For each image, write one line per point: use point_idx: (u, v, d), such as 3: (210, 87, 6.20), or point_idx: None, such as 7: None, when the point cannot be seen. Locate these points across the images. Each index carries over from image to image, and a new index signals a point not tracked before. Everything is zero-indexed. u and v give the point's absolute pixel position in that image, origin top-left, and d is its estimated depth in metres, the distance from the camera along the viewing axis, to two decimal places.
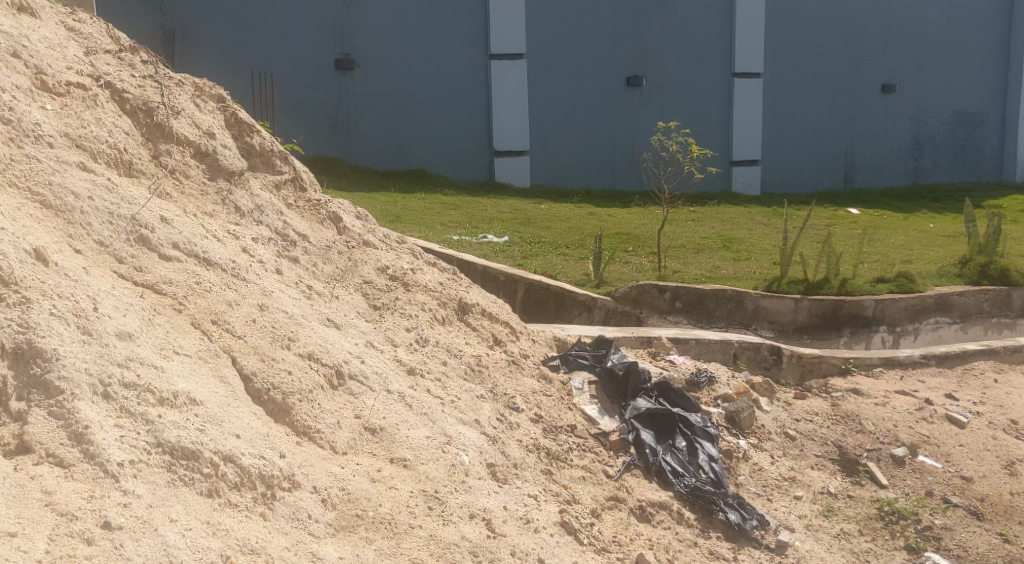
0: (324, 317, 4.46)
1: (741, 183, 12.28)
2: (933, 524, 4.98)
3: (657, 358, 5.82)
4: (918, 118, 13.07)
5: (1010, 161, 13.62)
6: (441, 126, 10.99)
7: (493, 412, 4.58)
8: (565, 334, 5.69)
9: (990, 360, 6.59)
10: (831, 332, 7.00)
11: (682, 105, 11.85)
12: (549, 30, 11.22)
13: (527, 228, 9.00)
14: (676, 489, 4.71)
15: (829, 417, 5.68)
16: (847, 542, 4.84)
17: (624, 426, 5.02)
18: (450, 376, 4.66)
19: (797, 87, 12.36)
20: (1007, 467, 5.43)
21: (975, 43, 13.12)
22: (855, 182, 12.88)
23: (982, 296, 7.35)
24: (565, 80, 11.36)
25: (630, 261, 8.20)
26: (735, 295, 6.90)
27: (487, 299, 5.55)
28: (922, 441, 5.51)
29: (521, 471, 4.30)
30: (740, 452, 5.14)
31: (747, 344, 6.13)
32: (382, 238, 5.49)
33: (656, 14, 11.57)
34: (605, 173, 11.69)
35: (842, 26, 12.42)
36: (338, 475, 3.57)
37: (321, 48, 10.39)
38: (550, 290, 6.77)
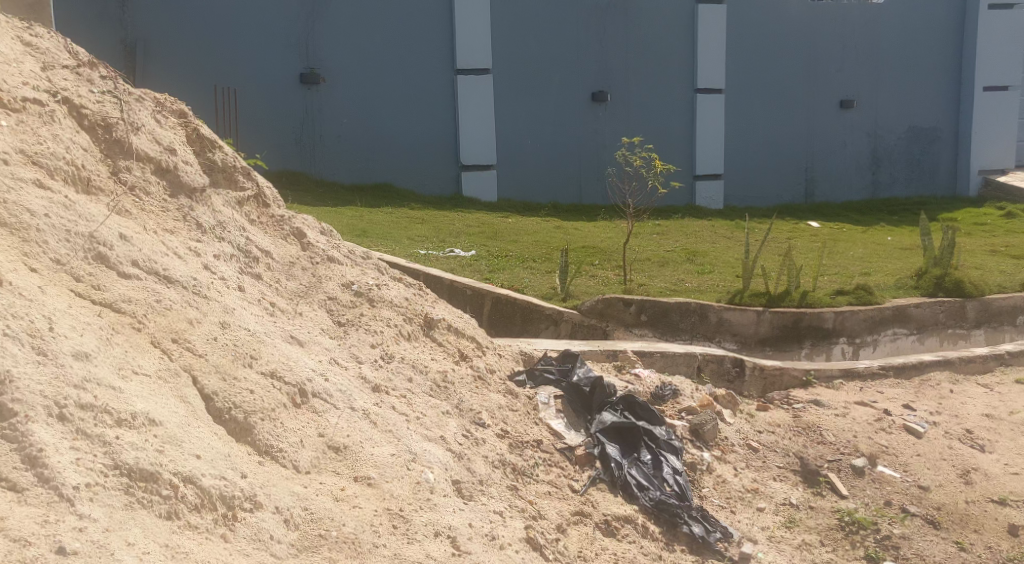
0: (286, 334, 4.45)
1: (705, 197, 12.41)
2: (893, 533, 5.03)
3: (623, 371, 5.85)
4: (876, 134, 13.24)
5: (964, 177, 13.64)
6: (408, 141, 11.01)
7: (459, 428, 4.59)
8: (532, 349, 5.72)
9: (945, 371, 6.70)
10: (793, 343, 7.09)
11: (645, 121, 11.95)
12: (512, 46, 11.28)
13: (493, 242, 9.01)
14: (641, 503, 4.74)
15: (790, 428, 5.74)
16: (808, 553, 4.89)
17: (590, 440, 5.04)
18: (415, 393, 4.65)
19: (758, 102, 12.52)
20: (963, 476, 5.49)
21: (930, 60, 13.26)
22: (816, 196, 13.04)
23: (938, 307, 7.45)
24: (528, 96, 11.42)
25: (596, 275, 8.25)
26: (699, 307, 6.97)
27: (453, 314, 5.56)
28: (881, 451, 5.58)
29: (486, 487, 4.31)
30: (704, 464, 5.17)
31: (711, 357, 6.19)
32: (347, 253, 5.48)
33: (619, 30, 11.66)
34: (570, 189, 11.73)
35: (801, 42, 12.60)
36: (301, 494, 3.55)
37: (284, 64, 10.39)
38: (516, 303, 6.81)
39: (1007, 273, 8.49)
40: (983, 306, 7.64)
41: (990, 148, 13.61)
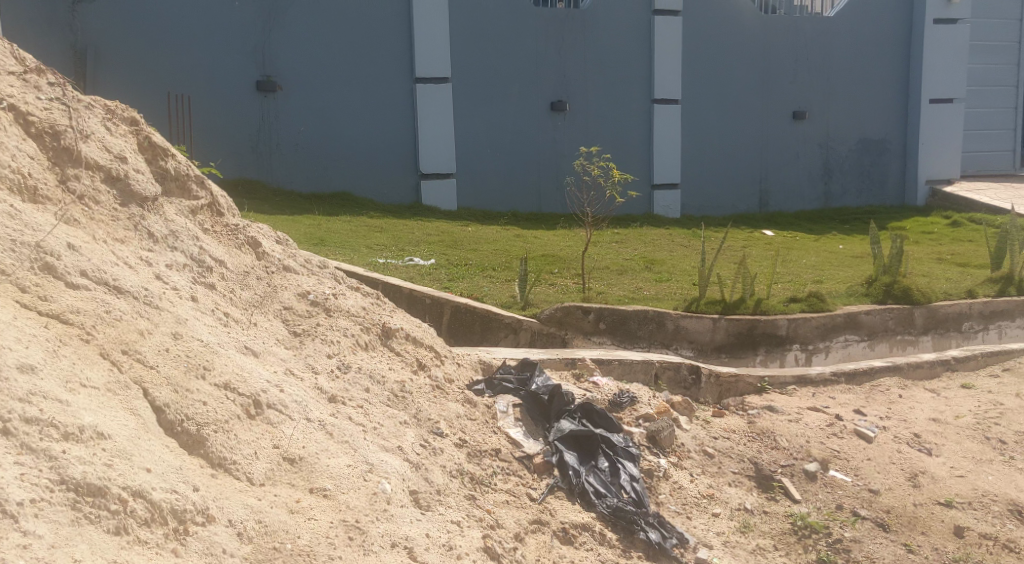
0: (241, 344, 4.42)
1: (663, 206, 12.50)
2: (844, 537, 5.12)
3: (581, 379, 5.89)
4: (828, 145, 13.44)
5: (912, 187, 13.88)
6: (366, 150, 10.97)
7: (417, 439, 4.59)
8: (490, 357, 5.73)
9: (895, 377, 6.82)
10: (747, 350, 7.17)
11: (603, 131, 12.03)
12: (470, 57, 11.30)
13: (453, 251, 9.01)
14: (598, 510, 4.77)
15: (745, 434, 5.80)
16: (762, 557, 4.95)
17: (548, 448, 5.06)
18: (373, 403, 4.64)
19: (713, 112, 12.66)
20: (912, 479, 5.59)
21: (879, 73, 13.53)
22: (770, 205, 13.19)
23: (888, 314, 7.58)
24: (486, 106, 11.44)
25: (555, 283, 8.30)
26: (657, 315, 7.02)
27: (411, 323, 5.55)
28: (832, 456, 5.67)
29: (443, 497, 4.32)
30: (661, 470, 5.21)
31: (668, 364, 6.25)
32: (303, 262, 5.46)
33: (576, 42, 11.76)
34: (529, 198, 11.75)
35: (756, 54, 12.78)
36: (255, 507, 3.53)
37: (240, 72, 10.33)
38: (475, 312, 6.81)
39: (954, 280, 8.67)
40: (931, 313, 7.79)
41: (937, 158, 13.87)
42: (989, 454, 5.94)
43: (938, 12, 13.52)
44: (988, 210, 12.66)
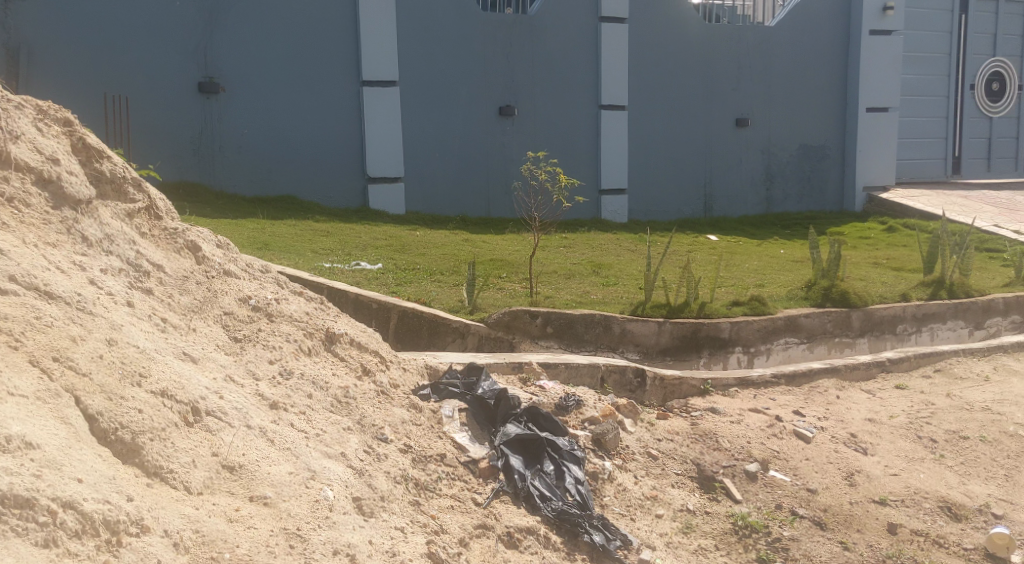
0: (178, 350, 4.35)
1: (611, 211, 12.56)
2: (783, 536, 5.20)
3: (527, 383, 5.91)
4: (769, 151, 13.65)
5: (850, 193, 14.14)
6: (311, 153, 10.88)
7: (360, 444, 4.57)
8: (436, 362, 5.72)
9: (832, 378, 6.94)
10: (691, 353, 7.25)
11: (550, 136, 12.07)
12: (417, 62, 11.27)
13: (400, 255, 8.97)
14: (543, 514, 4.78)
15: (688, 436, 5.86)
16: (704, 557, 5.01)
17: (494, 452, 5.06)
18: (315, 409, 4.60)
19: (659, 118, 12.78)
20: (848, 478, 5.70)
21: (818, 80, 13.78)
22: (714, 210, 13.33)
23: (826, 317, 7.72)
24: (433, 110, 11.41)
25: (503, 287, 8.31)
26: (603, 319, 7.07)
27: (355, 328, 5.52)
28: (772, 456, 5.75)
29: (387, 503, 4.30)
30: (606, 473, 5.24)
31: (614, 367, 6.29)
32: (244, 267, 5.40)
33: (523, 47, 11.80)
34: (476, 203, 11.73)
35: (700, 60, 12.93)
36: (191, 516, 3.48)
37: (182, 73, 10.19)
38: (422, 316, 6.80)
39: (889, 284, 8.87)
40: (867, 316, 7.93)
41: (873, 165, 14.13)
42: (922, 453, 6.08)
43: (874, 23, 13.79)
44: (922, 216, 12.92)
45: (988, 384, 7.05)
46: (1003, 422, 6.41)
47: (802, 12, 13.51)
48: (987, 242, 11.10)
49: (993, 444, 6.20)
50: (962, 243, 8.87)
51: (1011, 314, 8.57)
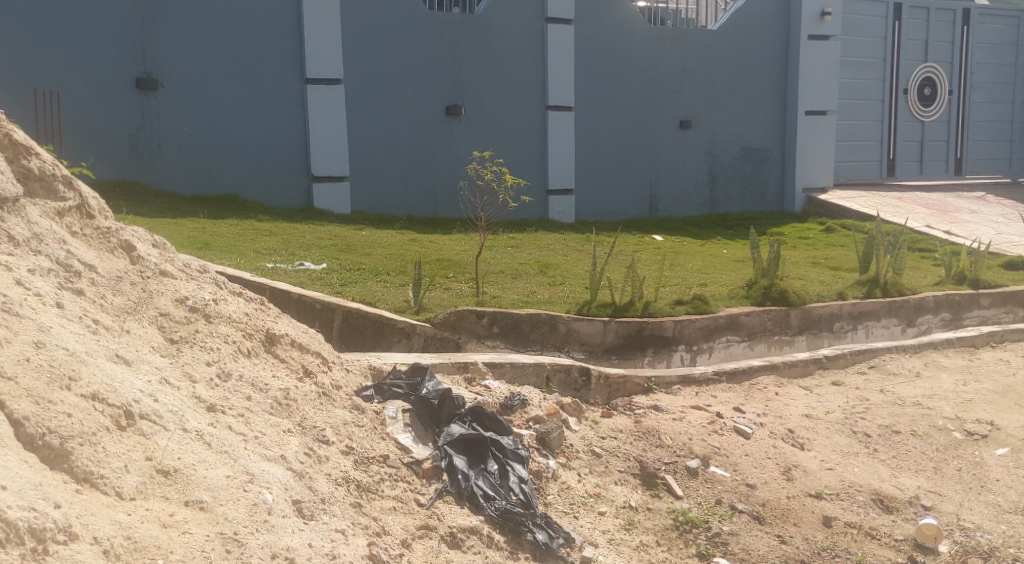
0: (111, 352, 4.26)
1: (557, 211, 12.58)
2: (722, 531, 5.26)
3: (472, 383, 5.89)
4: (712, 152, 13.79)
5: (790, 195, 14.36)
6: (253, 151, 10.74)
7: (301, 446, 4.52)
8: (380, 363, 5.67)
9: (771, 375, 7.04)
10: (635, 351, 7.29)
11: (497, 136, 12.06)
12: (362, 62, 11.19)
13: (345, 255, 8.89)
14: (487, 513, 4.78)
15: (631, 433, 5.89)
16: (646, 553, 5.05)
17: (438, 452, 5.04)
18: (254, 411, 4.54)
19: (605, 118, 12.84)
20: (786, 473, 5.78)
21: (759, 83, 13.97)
22: (659, 211, 13.42)
23: (765, 315, 7.82)
24: (378, 110, 11.33)
25: (450, 287, 8.28)
26: (549, 319, 7.08)
27: (297, 328, 5.45)
28: (713, 452, 5.80)
29: (328, 505, 4.27)
30: (549, 471, 5.25)
31: (559, 366, 6.31)
32: (181, 267, 5.29)
33: (470, 48, 11.79)
34: (422, 203, 11.67)
35: (644, 62, 13.03)
36: (124, 522, 3.41)
37: (119, 69, 9.99)
38: (367, 316, 6.75)
39: (827, 283, 9.02)
40: (805, 314, 8.05)
41: (811, 168, 14.36)
42: (856, 447, 6.19)
43: (812, 29, 14.03)
44: (858, 217, 13.15)
45: (918, 380, 7.22)
46: (932, 417, 6.58)
47: (744, 16, 13.69)
48: (920, 242, 11.35)
49: (923, 439, 6.35)
50: (895, 243, 9.04)
51: (942, 312, 8.74)
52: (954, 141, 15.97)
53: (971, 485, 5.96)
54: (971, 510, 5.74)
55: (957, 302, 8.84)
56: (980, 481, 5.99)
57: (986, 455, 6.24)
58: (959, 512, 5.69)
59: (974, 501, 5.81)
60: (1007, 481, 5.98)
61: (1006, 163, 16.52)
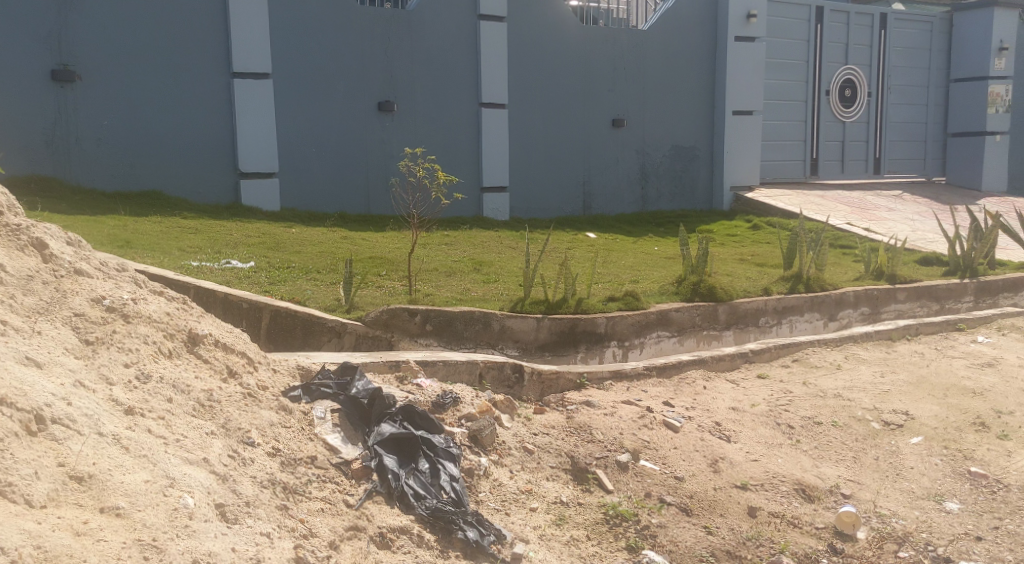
0: (20, 355, 4.14)
1: (491, 208, 12.55)
2: (650, 523, 5.29)
3: (404, 382, 5.83)
4: (644, 151, 13.89)
5: (718, 193, 14.54)
6: (178, 145, 10.49)
7: (224, 449, 4.43)
8: (309, 363, 5.57)
9: (699, 369, 7.12)
10: (569, 348, 7.30)
11: (430, 133, 11.97)
12: (293, 58, 11.02)
13: (274, 253, 8.73)
14: (417, 512, 4.74)
15: (563, 429, 5.89)
16: (576, 548, 5.05)
17: (367, 453, 4.98)
18: (175, 413, 4.44)
19: (538, 116, 12.84)
20: (713, 465, 5.83)
21: (688, 83, 14.13)
22: (592, 208, 13.47)
23: (695, 311, 7.90)
24: (309, 107, 11.17)
25: (382, 286, 8.19)
26: (482, 316, 7.06)
27: (221, 328, 5.32)
28: (643, 446, 5.83)
29: (253, 508, 4.21)
30: (481, 469, 5.24)
31: (491, 363, 6.29)
32: (97, 266, 5.14)
33: (401, 44, 11.68)
34: (353, 201, 11.52)
35: (576, 61, 13.07)
36: (33, 531, 3.34)
37: (33, 60, 9.69)
38: (297, 316, 6.64)
39: (753, 279, 9.17)
40: (732, 309, 8.16)
41: (738, 167, 14.56)
42: (779, 439, 6.28)
43: (738, 30, 14.25)
44: (783, 214, 13.39)
45: (839, 371, 7.38)
46: (852, 407, 6.73)
47: (673, 17, 13.84)
48: (841, 238, 11.59)
49: (843, 429, 6.49)
50: (816, 239, 9.21)
51: (861, 306, 8.92)
52: (873, 141, 16.34)
53: (888, 473, 6.08)
54: (887, 497, 5.85)
55: (875, 297, 9.04)
56: (896, 469, 6.12)
57: (902, 444, 6.39)
58: (876, 499, 5.79)
59: (890, 488, 5.92)
60: (921, 469, 6.13)
61: (921, 162, 16.98)
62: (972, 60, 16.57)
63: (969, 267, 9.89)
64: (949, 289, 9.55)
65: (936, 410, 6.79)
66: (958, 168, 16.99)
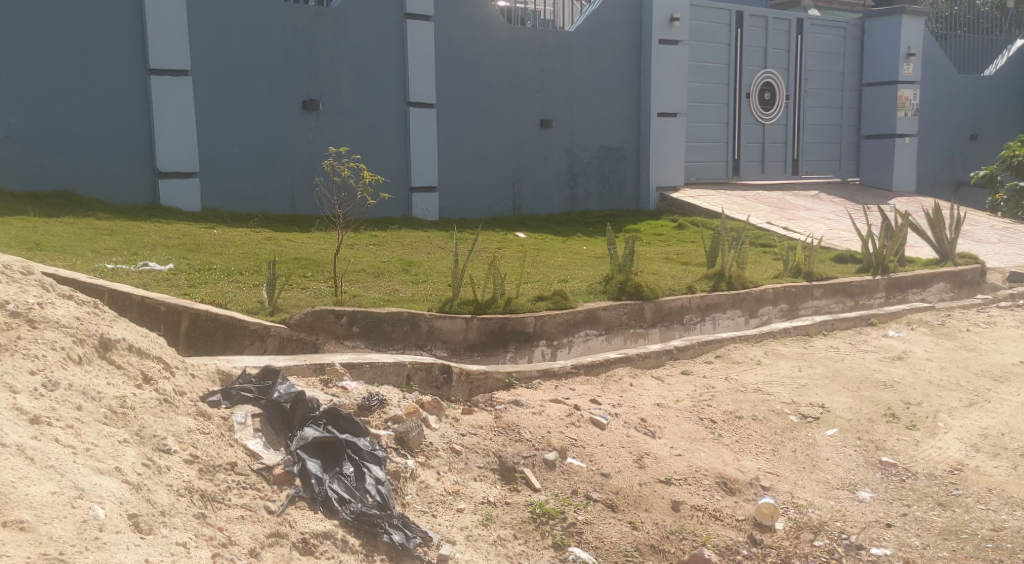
0: None
1: (420, 209, 12.46)
2: (577, 520, 5.29)
3: (329, 385, 5.73)
4: (572, 151, 13.94)
5: (646, 193, 14.66)
6: (92, 143, 10.19)
7: (138, 457, 4.31)
8: (231, 367, 5.43)
9: (626, 366, 7.16)
10: (498, 348, 7.28)
11: (357, 133, 11.83)
12: (215, 55, 10.79)
13: (195, 255, 8.53)
14: (342, 517, 4.66)
15: (491, 429, 5.86)
16: (502, 547, 5.03)
17: (290, 457, 4.87)
18: (85, 422, 4.30)
19: (467, 115, 12.79)
20: (638, 461, 5.86)
21: (614, 85, 14.24)
22: (521, 208, 13.46)
23: (622, 309, 7.94)
24: (232, 106, 10.95)
25: (308, 287, 8.08)
26: (410, 317, 6.99)
27: (136, 332, 5.17)
28: (570, 444, 5.82)
29: (169, 518, 4.12)
30: (408, 471, 5.17)
31: (419, 365, 6.23)
32: (2, 269, 4.96)
33: (326, 42, 11.53)
34: (279, 202, 11.34)
35: (503, 62, 13.05)
36: None
37: None
38: (217, 319, 6.49)
39: (678, 277, 9.27)
40: (658, 308, 8.22)
41: (663, 167, 14.72)
42: (702, 433, 6.35)
43: (662, 33, 14.42)
44: (706, 214, 13.57)
45: (759, 367, 7.50)
46: (771, 401, 6.85)
47: (598, 18, 13.93)
48: (761, 237, 11.79)
49: (763, 422, 6.59)
50: (737, 238, 9.34)
51: (780, 303, 9.09)
52: (791, 143, 16.68)
53: (805, 464, 6.19)
54: (804, 487, 5.95)
55: (793, 293, 9.22)
56: (813, 460, 6.23)
57: (818, 436, 6.52)
58: (794, 490, 5.89)
59: (807, 479, 6.03)
60: (836, 460, 6.26)
61: (836, 163, 17.40)
62: (883, 66, 17.01)
63: (880, 265, 10.14)
64: (862, 285, 9.79)
65: (851, 403, 6.96)
66: (870, 169, 17.44)
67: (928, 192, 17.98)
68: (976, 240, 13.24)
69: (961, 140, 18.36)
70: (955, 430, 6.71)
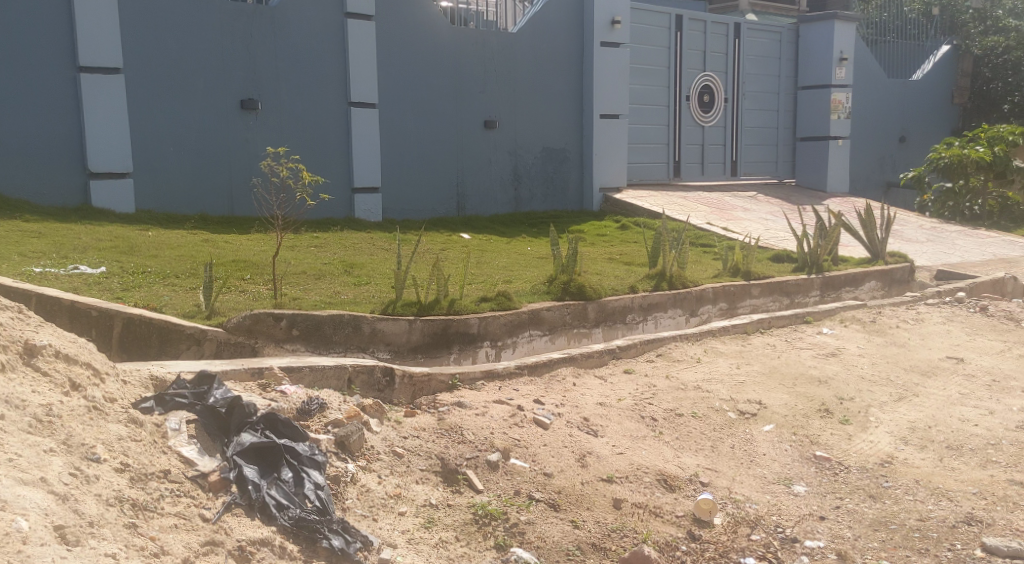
0: None
1: (363, 210, 12.33)
2: (519, 520, 5.25)
3: (268, 389, 5.64)
4: (516, 152, 13.92)
5: (589, 194, 14.71)
6: (19, 142, 9.91)
7: (66, 467, 4.19)
8: (165, 372, 5.31)
9: (569, 366, 7.16)
10: (442, 349, 7.22)
11: (297, 133, 11.68)
12: (150, 53, 10.57)
13: (128, 258, 8.33)
14: (280, 523, 4.57)
15: (433, 431, 5.80)
16: (444, 550, 4.99)
17: (226, 464, 4.77)
18: (9, 431, 4.16)
19: (410, 116, 12.70)
20: (581, 459, 5.85)
21: (557, 86, 14.26)
22: (465, 209, 13.41)
23: (565, 309, 7.94)
24: (168, 104, 10.73)
25: (246, 290, 7.93)
26: (351, 319, 6.91)
27: (65, 338, 5.02)
28: (513, 445, 5.79)
29: (98, 529, 4.00)
30: (348, 475, 5.10)
31: (361, 368, 6.15)
32: None
33: (264, 41, 11.37)
34: (218, 203, 11.14)
35: (445, 63, 12.99)
36: None
37: None
38: (151, 324, 6.33)
39: (620, 277, 9.30)
40: (601, 308, 8.24)
41: (606, 168, 14.79)
42: (644, 432, 6.36)
43: (604, 36, 14.48)
44: (647, 214, 13.67)
45: (699, 364, 7.55)
46: (710, 399, 6.90)
47: (540, 20, 13.95)
48: (700, 237, 11.90)
49: (702, 420, 6.64)
50: (677, 238, 9.40)
51: (719, 302, 9.18)
52: (729, 144, 16.89)
53: (743, 460, 6.24)
54: (741, 482, 6.01)
55: (731, 292, 9.31)
56: (750, 456, 6.29)
57: (755, 432, 6.58)
58: (731, 486, 5.94)
59: (744, 474, 6.09)
60: (773, 455, 6.33)
61: (772, 164, 17.64)
62: (816, 70, 17.30)
63: (815, 264, 10.29)
64: (797, 284, 9.95)
65: (787, 399, 7.06)
66: (806, 170, 17.73)
67: (860, 192, 18.34)
68: (906, 240, 13.53)
69: (891, 143, 18.76)
70: (886, 424, 6.83)
